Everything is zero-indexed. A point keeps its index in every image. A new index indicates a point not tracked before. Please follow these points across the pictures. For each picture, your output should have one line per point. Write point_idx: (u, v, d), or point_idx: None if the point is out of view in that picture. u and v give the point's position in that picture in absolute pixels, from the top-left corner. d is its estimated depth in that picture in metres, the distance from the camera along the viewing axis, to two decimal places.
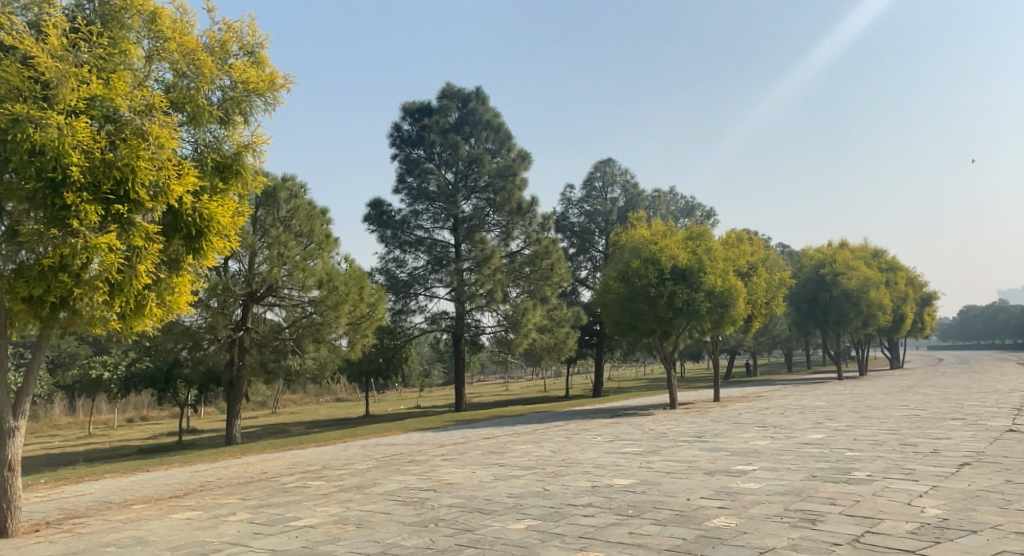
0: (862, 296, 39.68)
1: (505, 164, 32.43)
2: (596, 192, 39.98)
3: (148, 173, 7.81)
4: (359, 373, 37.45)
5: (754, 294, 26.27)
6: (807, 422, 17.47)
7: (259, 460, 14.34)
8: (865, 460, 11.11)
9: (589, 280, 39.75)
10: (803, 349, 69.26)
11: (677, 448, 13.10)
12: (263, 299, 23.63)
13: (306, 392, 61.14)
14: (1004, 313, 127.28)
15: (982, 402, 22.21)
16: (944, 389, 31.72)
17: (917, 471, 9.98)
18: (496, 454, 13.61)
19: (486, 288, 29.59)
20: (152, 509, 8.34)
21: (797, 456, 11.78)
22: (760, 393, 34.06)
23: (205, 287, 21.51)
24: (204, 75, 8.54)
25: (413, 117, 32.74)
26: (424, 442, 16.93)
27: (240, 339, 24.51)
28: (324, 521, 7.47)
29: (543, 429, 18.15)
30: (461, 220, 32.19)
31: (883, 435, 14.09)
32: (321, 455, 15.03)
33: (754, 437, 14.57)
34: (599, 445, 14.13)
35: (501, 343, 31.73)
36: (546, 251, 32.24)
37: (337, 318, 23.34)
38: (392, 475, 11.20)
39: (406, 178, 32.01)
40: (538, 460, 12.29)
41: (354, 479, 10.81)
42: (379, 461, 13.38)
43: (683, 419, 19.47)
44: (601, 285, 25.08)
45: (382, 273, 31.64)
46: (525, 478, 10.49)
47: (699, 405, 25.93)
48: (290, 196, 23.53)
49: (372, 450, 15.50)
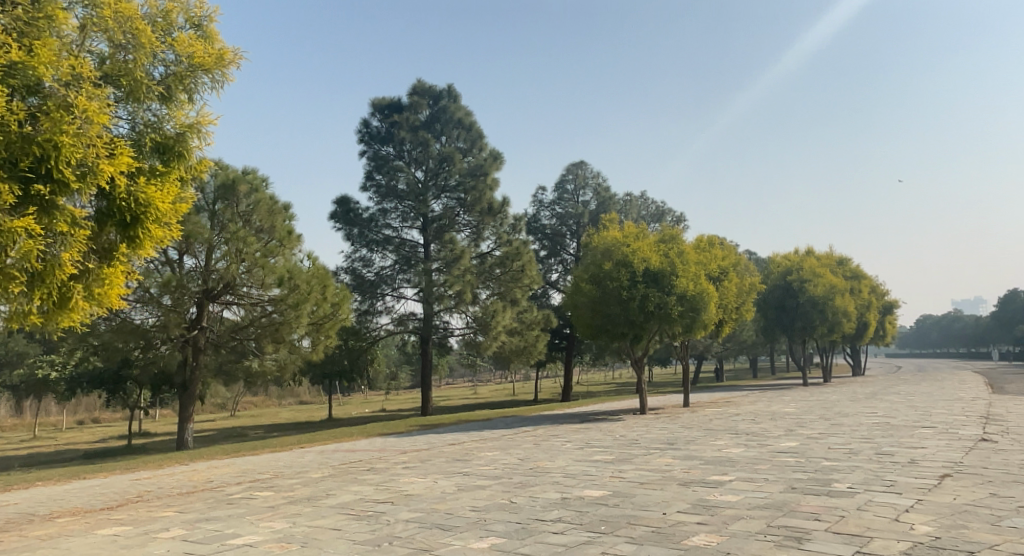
0: (828, 303, 39.72)
1: (476, 164, 31.83)
2: (568, 195, 39.50)
3: (74, 150, 7.06)
4: (321, 376, 36.57)
5: (725, 299, 25.93)
6: (779, 429, 17.08)
7: (208, 468, 13.61)
8: (844, 470, 10.65)
9: (559, 283, 39.29)
10: (768, 355, 69.54)
11: (649, 457, 12.57)
12: (221, 297, 22.69)
13: (269, 394, 59.98)
14: (960, 321, 129.75)
15: (950, 411, 22.03)
16: (909, 397, 31.67)
17: (899, 482, 9.50)
18: (460, 462, 12.98)
19: (454, 289, 28.87)
20: (77, 524, 7.62)
21: (774, 465, 11.29)
22: (728, 398, 33.80)
23: (156, 283, 20.71)
24: (143, 46, 7.96)
25: (382, 113, 31.97)
26: (386, 447, 16.29)
27: (195, 338, 23.60)
28: (266, 539, 6.81)
29: (509, 435, 17.56)
30: (430, 220, 31.51)
31: (859, 444, 13.65)
32: (275, 462, 14.32)
33: (727, 445, 14.09)
34: (568, 453, 13.58)
35: (469, 345, 31.11)
36: (517, 253, 31.62)
37: (298, 317, 22.54)
38: (348, 485, 10.54)
39: (375, 176, 31.28)
40: (504, 469, 11.70)
41: (307, 490, 10.14)
42: (336, 469, 12.70)
43: (652, 425, 18.99)
44: (571, 288, 24.54)
45: (349, 273, 30.84)
46: (490, 489, 9.88)
47: (668, 410, 25.54)
48: (251, 190, 22.65)
49: (330, 457, 14.80)
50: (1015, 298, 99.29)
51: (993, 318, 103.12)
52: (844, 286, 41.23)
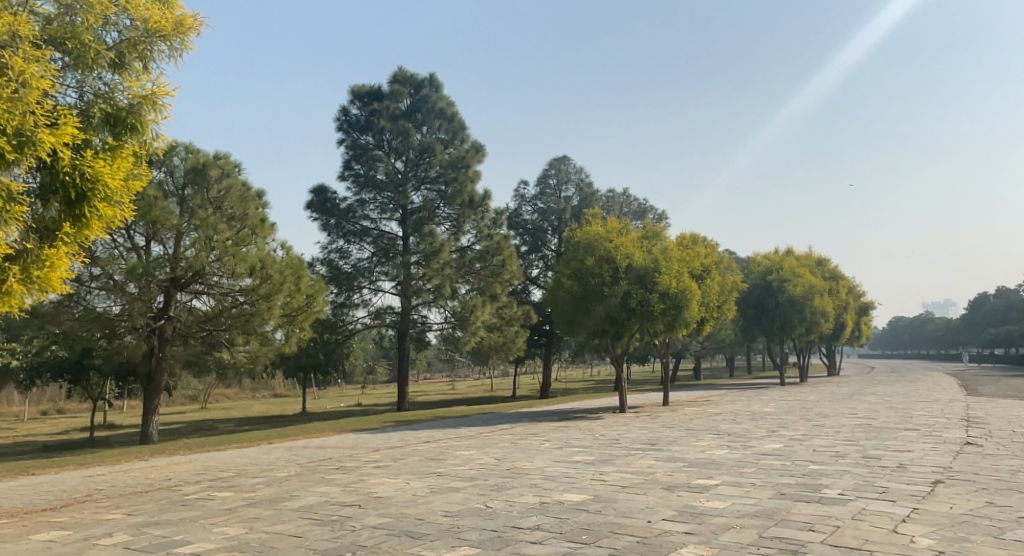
0: (807, 303, 39.64)
1: (457, 156, 31.31)
2: (550, 189, 39.01)
3: (10, 116, 6.53)
4: (295, 369, 35.81)
5: (707, 297, 25.59)
6: (761, 430, 16.69)
7: (168, 467, 13.01)
8: (834, 474, 10.22)
9: (540, 279, 38.85)
10: (745, 355, 69.56)
11: (631, 458, 12.09)
12: (190, 286, 22.25)
13: (242, 388, 59.15)
14: (931, 323, 131.25)
15: (930, 413, 21.78)
16: (886, 398, 31.54)
17: (892, 488, 9.06)
18: (434, 461, 12.47)
19: (434, 283, 28.30)
20: (14, 528, 7.10)
21: (761, 469, 10.86)
22: (707, 397, 33.53)
23: (121, 269, 20.03)
24: (94, 9, 7.71)
25: (362, 101, 31.29)
26: (358, 445, 15.72)
27: (161, 328, 22.93)
28: (218, 547, 6.28)
29: (485, 434, 17.03)
30: (410, 212, 30.87)
31: (845, 447, 13.23)
32: (240, 459, 13.78)
33: (710, 446, 13.64)
34: (546, 453, 13.08)
35: (448, 340, 30.60)
36: (498, 247, 31.11)
37: (270, 309, 21.91)
38: (313, 487, 9.99)
39: (353, 165, 30.62)
40: (479, 469, 11.18)
41: (269, 493, 9.60)
42: (303, 468, 12.20)
43: (633, 424, 18.56)
44: (552, 282, 24.01)
45: (325, 264, 30.14)
46: (464, 492, 9.36)
47: (646, 409, 25.15)
48: (222, 175, 22.13)
49: (299, 455, 14.22)
50: (986, 301, 100.60)
51: (963, 320, 104.38)
52: (823, 287, 41.09)
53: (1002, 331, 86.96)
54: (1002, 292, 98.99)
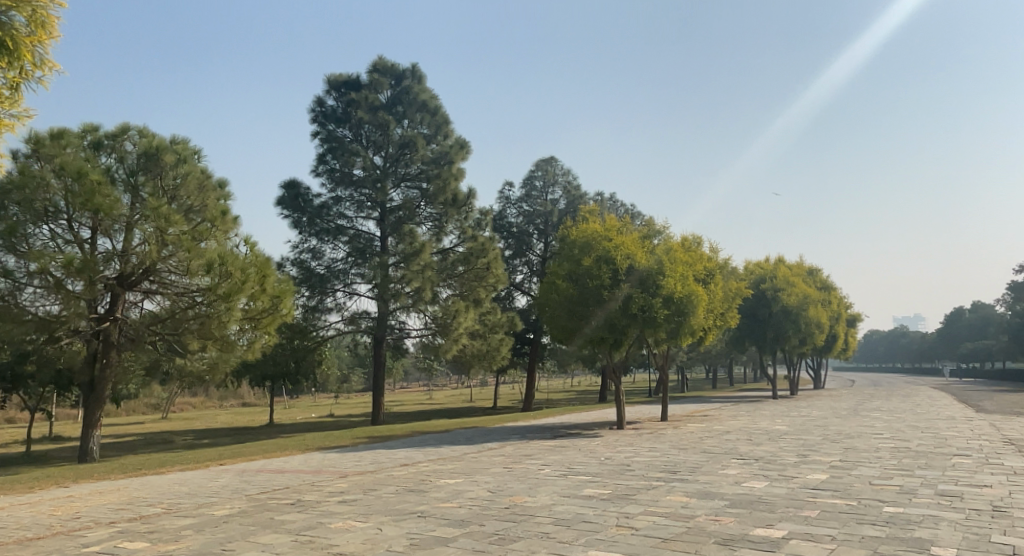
0: (802, 314, 37.77)
1: (440, 152, 29.09)
2: (536, 191, 36.81)
3: None
4: (261, 379, 33.25)
5: (713, 304, 23.52)
6: (790, 453, 14.52)
7: (87, 501, 10.67)
8: (923, 520, 8.02)
9: (525, 286, 36.80)
10: (729, 367, 67.78)
11: (657, 493, 9.88)
12: (139, 284, 20.10)
13: (208, 399, 56.58)
14: (907, 336, 130.86)
15: (959, 433, 19.78)
16: (893, 415, 29.63)
17: (1019, 545, 6.86)
18: (415, 494, 10.21)
19: (414, 286, 25.93)
20: None
21: (824, 509, 8.69)
22: (704, 411, 31.41)
23: (56, 263, 17.55)
24: None
25: (338, 90, 28.93)
26: (323, 469, 13.37)
27: (106, 332, 20.60)
28: None
29: (472, 456, 14.72)
30: (389, 210, 28.63)
31: (905, 480, 11.05)
32: (179, 490, 11.50)
33: (743, 476, 11.43)
34: (550, 483, 10.81)
35: (428, 349, 28.36)
36: (483, 249, 28.76)
37: (229, 311, 19.45)
38: (255, 536, 7.68)
39: (328, 159, 28.26)
40: (471, 508, 8.90)
41: (196, 547, 7.29)
42: (251, 502, 9.96)
43: (639, 444, 16.44)
44: (542, 285, 21.76)
45: (296, 265, 27.73)
46: (455, 546, 7.09)
47: (646, 425, 22.98)
48: (178, 161, 19.93)
49: (250, 483, 11.86)
50: (963, 316, 99.89)
51: (941, 335, 103.63)
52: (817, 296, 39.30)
53: (981, 345, 86.13)
54: (978, 306, 98.47)
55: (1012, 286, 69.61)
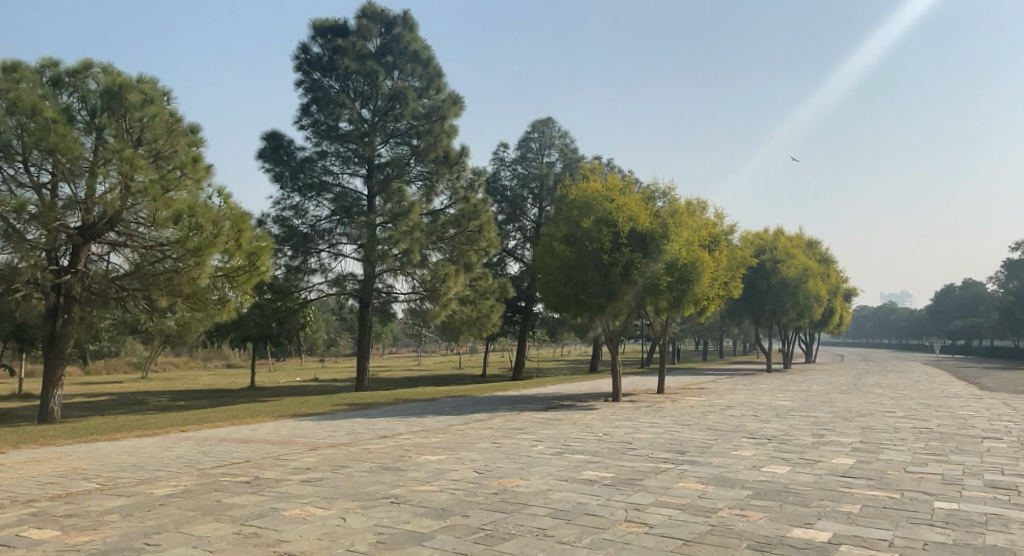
0: (801, 286, 36.55)
1: (432, 106, 27.42)
2: (531, 153, 35.29)
3: None
4: (242, 339, 31.93)
5: (716, 272, 22.18)
6: (805, 433, 13.28)
7: (16, 472, 9.33)
8: (989, 522, 6.75)
9: (517, 251, 35.48)
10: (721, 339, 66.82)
11: (668, 479, 8.58)
12: (104, 235, 18.59)
13: (193, 358, 55.48)
14: (897, 313, 130.38)
15: (974, 412, 18.60)
16: (896, 391, 28.55)
17: None
18: (390, 473, 8.90)
19: (401, 247, 24.42)
20: None
21: (865, 504, 7.42)
22: (700, 384, 30.21)
23: (7, 207, 15.99)
24: None
25: (324, 36, 27.15)
26: (293, 439, 12.09)
27: (68, 286, 19.18)
28: None
29: (458, 428, 13.43)
30: (376, 167, 27.06)
31: (943, 467, 9.81)
32: (124, 461, 10.17)
33: (761, 459, 10.19)
34: (544, 463, 9.55)
35: (416, 313, 27.09)
36: (475, 210, 27.27)
37: (200, 267, 17.98)
38: (192, 526, 6.34)
39: (312, 110, 26.61)
40: (453, 494, 7.59)
41: (114, 540, 5.95)
42: (201, 479, 8.63)
43: (639, 419, 15.21)
44: (538, 247, 20.37)
45: (278, 222, 26.20)
46: (430, 546, 5.78)
47: (643, 398, 21.75)
48: (145, 101, 18.38)
49: (207, 455, 10.54)
50: (953, 293, 99.17)
51: (930, 312, 103.09)
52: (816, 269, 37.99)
53: (971, 322, 85.49)
54: (969, 284, 97.65)
55: (1007, 265, 68.31)
